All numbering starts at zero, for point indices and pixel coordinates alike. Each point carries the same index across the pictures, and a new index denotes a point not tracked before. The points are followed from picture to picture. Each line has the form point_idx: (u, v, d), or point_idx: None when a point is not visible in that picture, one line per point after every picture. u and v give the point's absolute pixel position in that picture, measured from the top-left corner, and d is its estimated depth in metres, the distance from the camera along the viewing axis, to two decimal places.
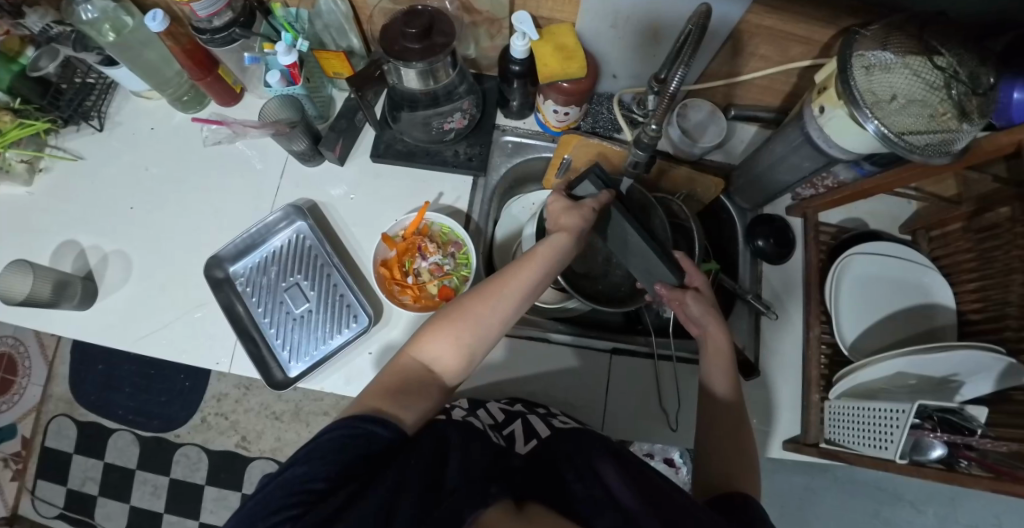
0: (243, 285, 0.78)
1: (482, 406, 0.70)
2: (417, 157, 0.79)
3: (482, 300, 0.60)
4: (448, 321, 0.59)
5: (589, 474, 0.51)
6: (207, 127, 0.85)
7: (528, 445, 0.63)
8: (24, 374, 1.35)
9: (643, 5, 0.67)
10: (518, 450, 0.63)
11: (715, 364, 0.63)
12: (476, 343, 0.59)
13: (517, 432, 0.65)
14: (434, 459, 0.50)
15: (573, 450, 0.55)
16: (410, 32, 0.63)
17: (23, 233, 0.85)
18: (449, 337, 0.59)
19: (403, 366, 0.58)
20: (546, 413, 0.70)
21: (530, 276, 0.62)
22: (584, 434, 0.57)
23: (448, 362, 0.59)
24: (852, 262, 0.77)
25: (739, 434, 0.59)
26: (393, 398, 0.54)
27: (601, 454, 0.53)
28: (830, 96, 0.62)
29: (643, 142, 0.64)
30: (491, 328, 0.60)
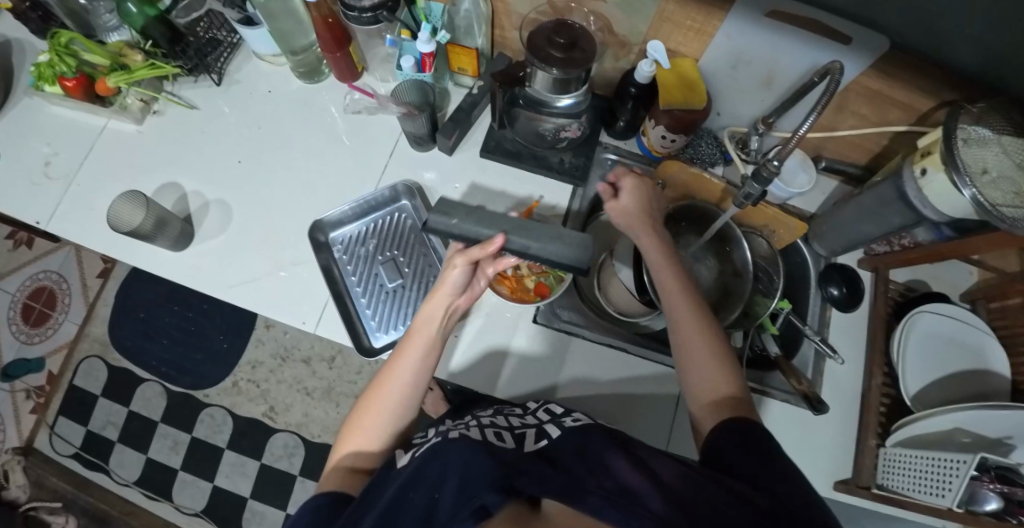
0: (340, 252, 0.81)
1: (503, 415, 0.66)
2: (524, 159, 0.83)
3: (375, 391, 0.60)
4: (358, 415, 0.61)
5: (598, 468, 0.47)
6: (350, 96, 0.88)
7: (539, 444, 0.56)
8: (61, 310, 1.36)
9: (769, 51, 0.72)
10: (527, 448, 0.55)
11: (687, 334, 0.61)
12: (385, 430, 0.60)
13: (527, 435, 0.59)
14: (437, 479, 0.47)
15: (583, 447, 0.52)
16: (557, 41, 0.68)
17: (129, 171, 0.88)
18: (357, 430, 0.60)
19: (328, 477, 0.58)
20: (563, 415, 0.63)
21: (416, 360, 0.61)
22: (594, 430, 0.55)
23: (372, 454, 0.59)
24: (921, 317, 0.81)
25: (718, 365, 0.58)
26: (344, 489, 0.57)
27: (609, 451, 0.50)
28: (934, 160, 0.66)
29: (759, 176, 0.65)
30: (397, 411, 0.60)
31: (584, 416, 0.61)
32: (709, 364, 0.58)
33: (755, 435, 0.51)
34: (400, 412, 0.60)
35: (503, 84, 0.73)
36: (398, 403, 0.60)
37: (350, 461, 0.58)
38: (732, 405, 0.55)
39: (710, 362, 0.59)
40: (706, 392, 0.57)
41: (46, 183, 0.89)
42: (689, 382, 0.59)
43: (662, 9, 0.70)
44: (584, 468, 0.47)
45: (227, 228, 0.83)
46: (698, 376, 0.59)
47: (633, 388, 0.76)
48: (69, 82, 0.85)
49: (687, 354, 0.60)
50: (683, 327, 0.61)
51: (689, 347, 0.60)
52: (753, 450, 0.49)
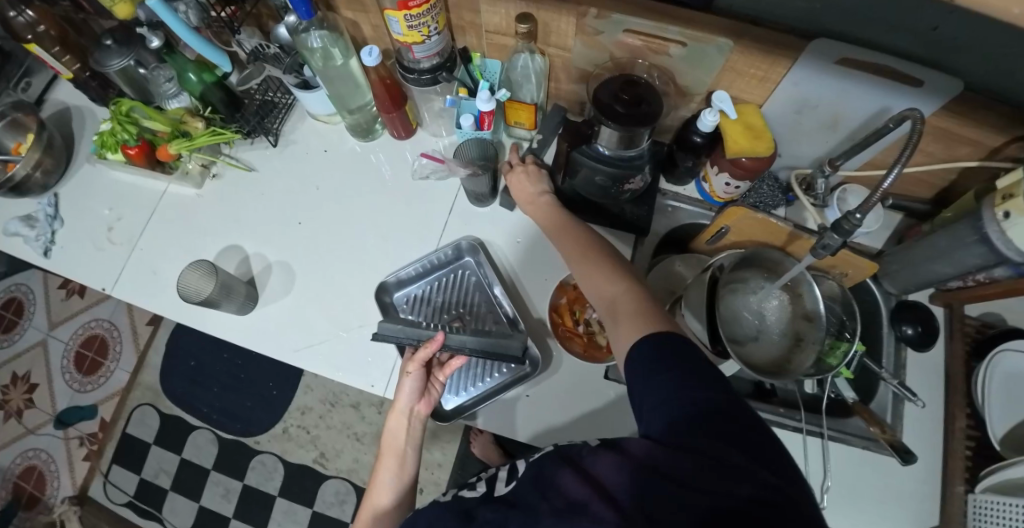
0: (406, 312, 0.80)
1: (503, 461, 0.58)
2: (588, 211, 0.83)
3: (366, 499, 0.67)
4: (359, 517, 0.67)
5: (549, 489, 0.43)
6: (419, 160, 0.87)
7: (507, 488, 0.47)
8: (113, 358, 1.38)
9: (836, 95, 0.71)
10: (495, 494, 0.47)
11: (583, 260, 0.66)
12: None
13: (502, 473, 0.51)
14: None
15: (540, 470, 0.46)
16: (622, 98, 0.68)
17: (191, 235, 0.89)
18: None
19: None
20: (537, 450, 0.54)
21: (392, 471, 0.68)
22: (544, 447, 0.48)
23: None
24: (1003, 357, 0.78)
25: (618, 282, 0.62)
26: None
27: (562, 471, 0.44)
28: (1019, 204, 0.64)
29: (841, 227, 0.63)
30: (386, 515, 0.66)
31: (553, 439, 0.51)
32: (609, 281, 0.62)
33: (658, 340, 0.50)
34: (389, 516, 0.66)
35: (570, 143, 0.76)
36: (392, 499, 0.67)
37: None
38: (634, 305, 0.57)
39: (602, 274, 0.63)
40: (611, 303, 0.60)
41: (109, 248, 0.91)
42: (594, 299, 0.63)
43: (727, 60, 0.70)
44: (538, 495, 0.44)
45: (291, 291, 0.84)
46: (604, 294, 0.62)
47: None
48: (132, 150, 0.86)
49: (594, 279, 0.64)
50: (583, 258, 0.67)
51: (589, 275, 0.65)
52: (655, 352, 0.49)
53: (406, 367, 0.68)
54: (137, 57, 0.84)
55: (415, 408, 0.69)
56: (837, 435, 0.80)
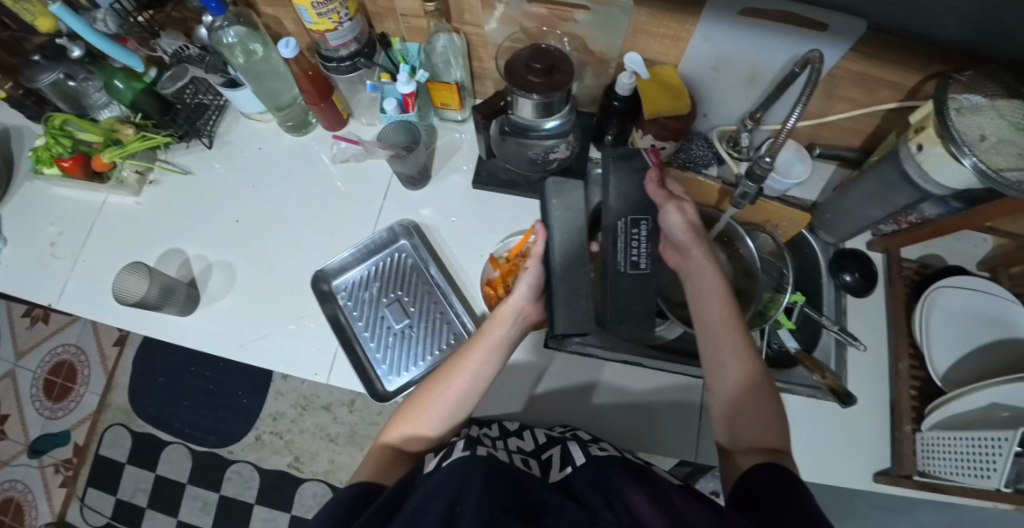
0: (345, 298, 0.81)
1: (528, 429, 0.70)
2: (520, 186, 0.83)
3: (437, 383, 0.64)
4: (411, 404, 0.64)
5: (615, 496, 0.51)
6: (338, 145, 0.88)
7: (563, 473, 0.59)
8: (82, 382, 1.37)
9: (749, 51, 0.72)
10: (552, 477, 0.59)
11: (716, 335, 0.64)
12: (442, 423, 0.63)
13: (553, 461, 0.62)
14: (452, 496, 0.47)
15: (599, 475, 0.55)
16: (535, 67, 0.68)
17: (133, 243, 0.89)
18: (412, 420, 0.62)
19: (374, 456, 0.61)
20: (586, 440, 0.66)
21: (478, 364, 0.65)
22: (614, 467, 0.56)
23: (417, 442, 0.62)
24: (940, 295, 0.79)
25: (766, 413, 0.58)
26: (375, 475, 0.58)
27: (628, 485, 0.52)
28: (929, 136, 0.65)
29: (754, 174, 0.65)
30: (450, 409, 0.63)
31: (609, 447, 0.63)
32: (754, 406, 0.59)
33: (798, 489, 0.49)
34: (450, 413, 0.63)
35: (487, 116, 0.75)
36: (457, 406, 0.63)
37: (398, 444, 0.61)
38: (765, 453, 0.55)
39: (734, 353, 0.62)
40: (736, 395, 0.60)
41: (54, 262, 0.90)
42: (717, 376, 0.62)
43: (635, 22, 0.70)
44: (604, 503, 0.50)
45: (232, 288, 0.84)
46: (742, 417, 0.59)
47: (644, 402, 0.77)
48: (67, 162, 0.86)
49: (729, 385, 0.61)
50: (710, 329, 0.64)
51: (722, 349, 0.62)
52: (783, 493, 0.49)
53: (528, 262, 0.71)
54: (67, 70, 0.83)
55: (523, 309, 0.70)
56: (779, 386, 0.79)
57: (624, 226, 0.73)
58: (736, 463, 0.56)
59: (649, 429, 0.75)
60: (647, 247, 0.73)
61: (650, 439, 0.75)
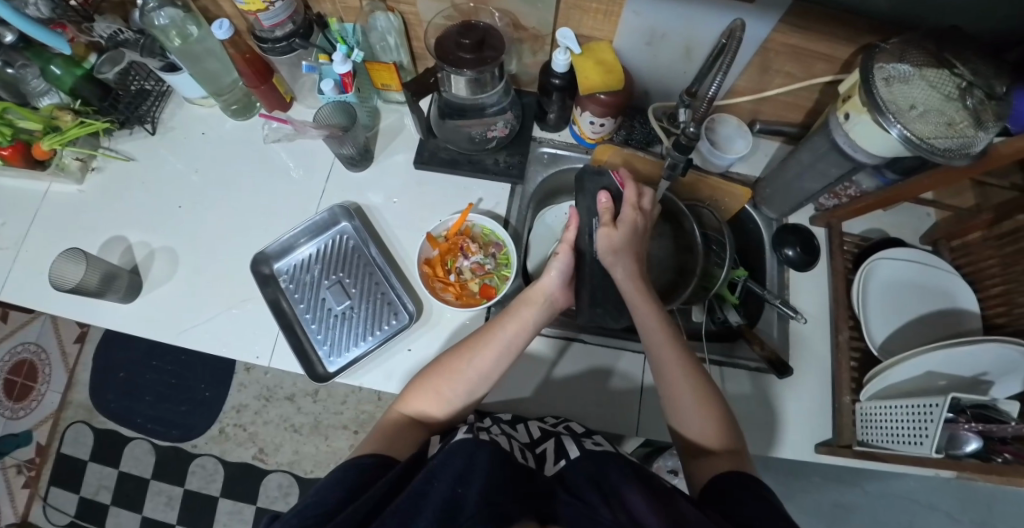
0: (286, 281, 0.81)
1: (522, 423, 0.68)
2: (461, 165, 0.82)
3: (460, 356, 0.62)
4: (428, 376, 0.63)
5: (616, 496, 0.50)
6: (268, 125, 0.88)
7: (557, 465, 0.57)
8: (44, 381, 1.35)
9: (681, 24, 0.71)
10: (546, 470, 0.57)
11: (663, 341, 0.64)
12: (459, 396, 0.62)
13: (547, 453, 0.60)
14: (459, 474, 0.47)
15: (600, 472, 0.54)
16: (465, 43, 0.67)
17: (72, 231, 0.87)
18: (433, 392, 0.61)
19: (388, 422, 0.60)
20: (582, 434, 0.64)
21: (508, 338, 0.64)
22: (613, 461, 0.55)
23: (433, 416, 0.61)
24: (879, 266, 0.80)
25: (708, 410, 0.60)
26: (385, 443, 0.56)
27: (627, 484, 0.51)
28: (855, 104, 0.65)
29: (680, 144, 0.68)
30: (470, 384, 0.62)
31: (603, 441, 0.61)
32: (693, 405, 0.60)
33: (754, 482, 0.51)
34: (471, 388, 0.62)
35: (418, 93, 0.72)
36: (480, 378, 0.62)
37: (416, 415, 0.60)
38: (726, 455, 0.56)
39: (679, 361, 0.62)
40: (683, 400, 0.61)
41: None
42: (666, 384, 0.62)
43: None
44: (599, 496, 0.50)
45: (175, 273, 0.83)
46: (690, 421, 0.60)
47: (584, 378, 0.78)
48: (5, 150, 0.83)
49: (674, 392, 0.61)
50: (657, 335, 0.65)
51: (667, 357, 0.63)
52: (750, 494, 0.49)
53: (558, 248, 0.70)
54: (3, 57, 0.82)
55: (555, 295, 0.69)
56: (718, 360, 0.80)
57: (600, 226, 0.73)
58: (698, 469, 0.57)
59: (588, 406, 0.77)
60: None
61: (588, 415, 0.76)
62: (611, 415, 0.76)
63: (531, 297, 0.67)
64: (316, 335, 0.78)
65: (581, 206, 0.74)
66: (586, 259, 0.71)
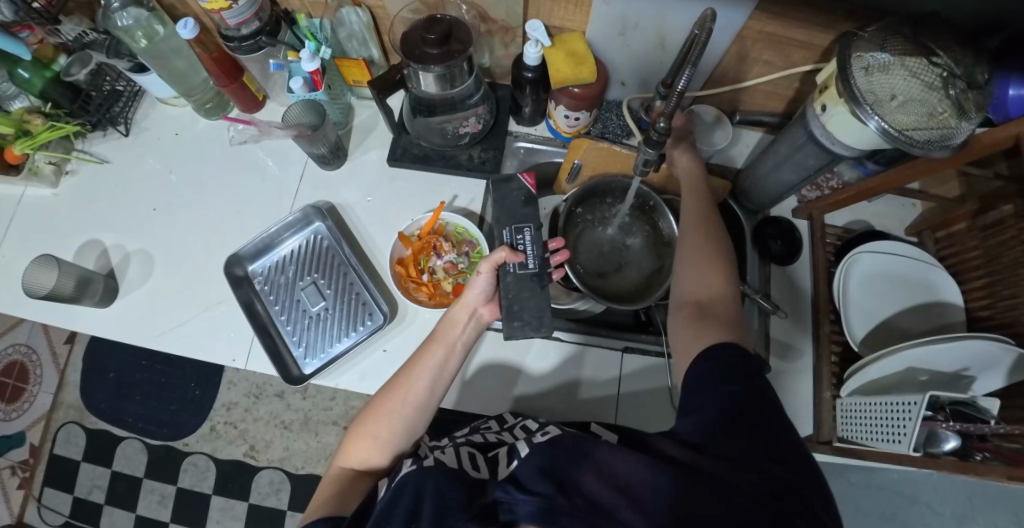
0: (261, 283, 0.80)
1: (477, 435, 0.62)
2: (433, 161, 0.83)
3: (392, 395, 0.60)
4: (364, 422, 0.60)
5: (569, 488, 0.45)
6: (233, 127, 0.87)
7: (508, 468, 0.49)
8: (35, 382, 1.36)
9: (652, 14, 0.70)
10: (497, 476, 0.50)
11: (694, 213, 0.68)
12: (398, 435, 0.58)
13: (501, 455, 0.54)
14: (409, 508, 0.45)
15: (546, 464, 0.47)
16: (430, 38, 0.65)
17: (47, 235, 0.87)
18: (369, 437, 0.58)
19: (332, 480, 0.57)
20: (535, 432, 0.57)
21: (438, 362, 0.61)
22: (561, 450, 0.48)
23: (379, 460, 0.58)
24: (860, 259, 0.79)
25: (717, 276, 0.61)
26: (332, 503, 0.53)
27: (580, 473, 0.46)
28: (832, 95, 0.63)
29: (651, 140, 0.67)
30: (408, 420, 0.59)
31: (553, 429, 0.56)
32: (702, 270, 0.62)
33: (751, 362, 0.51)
34: (408, 422, 0.59)
35: (384, 90, 0.72)
36: (416, 409, 0.59)
37: (357, 465, 0.58)
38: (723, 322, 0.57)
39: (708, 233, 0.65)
40: (703, 262, 0.63)
41: None
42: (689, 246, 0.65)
43: None
44: (553, 486, 0.45)
45: (150, 277, 0.83)
46: (693, 288, 0.62)
47: (562, 374, 0.78)
48: None
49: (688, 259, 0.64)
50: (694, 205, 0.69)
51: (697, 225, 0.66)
52: (742, 371, 0.50)
53: (479, 265, 0.65)
54: None
55: (479, 310, 0.65)
56: None
57: (511, 233, 0.69)
58: (692, 336, 0.57)
59: (569, 402, 0.76)
60: (535, 250, 0.67)
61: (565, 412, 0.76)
62: (590, 410, 0.76)
63: (455, 317, 0.64)
64: (292, 337, 0.78)
65: (499, 217, 0.70)
66: (503, 270, 0.65)
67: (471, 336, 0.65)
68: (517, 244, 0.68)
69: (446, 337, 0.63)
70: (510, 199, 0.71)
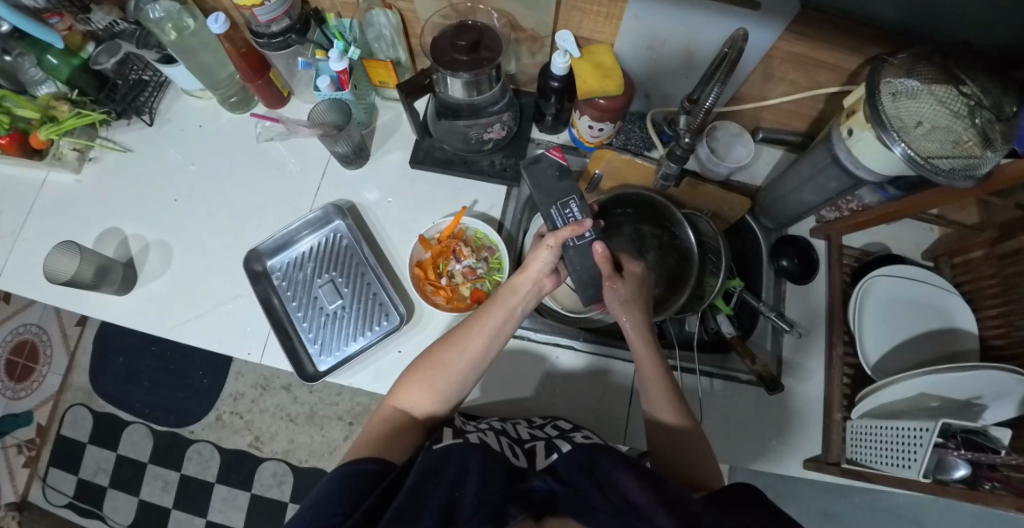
0: (279, 279, 0.81)
1: (511, 426, 0.66)
2: (455, 165, 0.83)
3: (450, 347, 0.62)
4: (417, 370, 0.62)
5: (604, 483, 0.50)
6: (261, 124, 0.88)
7: (550, 459, 0.56)
8: (44, 362, 1.37)
9: (681, 30, 0.70)
10: (538, 466, 0.56)
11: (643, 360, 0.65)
12: (450, 388, 0.62)
13: (537, 448, 0.60)
14: (454, 478, 0.49)
15: (585, 462, 0.53)
16: (461, 44, 0.67)
17: (68, 221, 0.88)
18: (422, 385, 0.61)
19: (379, 420, 0.60)
20: (570, 430, 0.63)
21: (496, 325, 0.64)
22: (600, 451, 0.55)
23: (426, 408, 0.61)
24: (876, 283, 0.79)
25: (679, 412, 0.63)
26: (380, 445, 0.56)
27: (616, 467, 0.52)
28: (858, 120, 0.64)
29: (675, 155, 0.68)
30: (461, 374, 0.62)
31: (593, 436, 0.61)
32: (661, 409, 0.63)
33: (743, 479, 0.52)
34: (458, 379, 0.62)
35: (411, 95, 0.72)
36: (472, 366, 0.63)
37: (407, 408, 0.60)
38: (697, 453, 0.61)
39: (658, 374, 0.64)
40: (655, 402, 0.64)
41: None
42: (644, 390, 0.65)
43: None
44: (590, 482, 0.50)
45: (169, 267, 0.84)
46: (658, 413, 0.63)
47: (574, 384, 0.78)
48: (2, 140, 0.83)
49: (656, 401, 0.64)
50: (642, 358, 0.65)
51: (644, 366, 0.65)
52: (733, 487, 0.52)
53: (546, 239, 0.66)
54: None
55: (542, 280, 0.68)
56: (709, 370, 0.81)
57: (559, 210, 0.66)
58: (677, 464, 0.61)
59: (581, 412, 0.77)
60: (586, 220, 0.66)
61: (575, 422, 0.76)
62: (601, 420, 0.76)
63: (518, 280, 0.66)
64: (308, 334, 0.78)
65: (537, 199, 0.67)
66: (565, 246, 0.66)
67: (529, 302, 0.67)
68: (565, 222, 0.66)
69: (508, 302, 0.65)
70: (550, 177, 0.67)
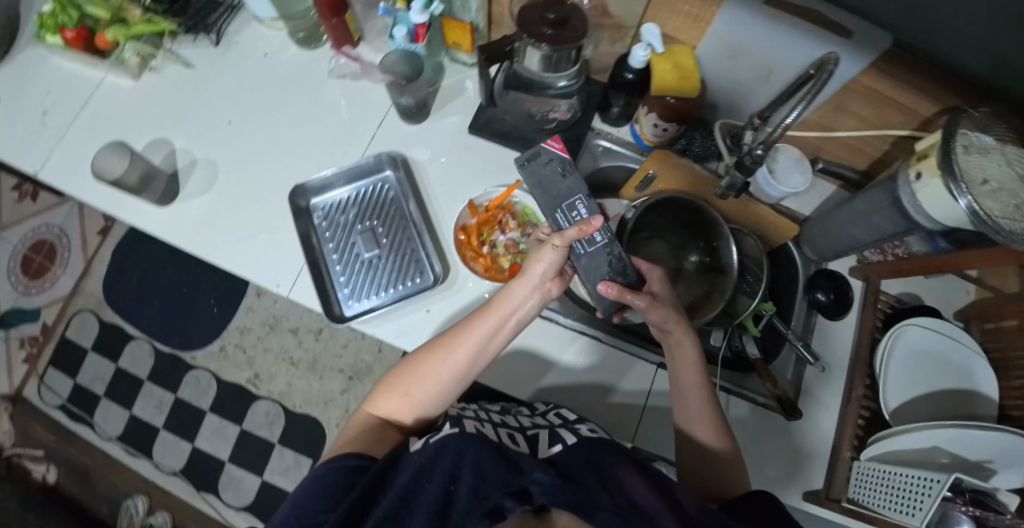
0: (320, 218, 0.81)
1: (512, 415, 0.66)
2: (513, 139, 0.83)
3: (433, 353, 0.62)
4: (401, 374, 0.62)
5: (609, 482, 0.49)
6: (336, 60, 0.89)
7: (554, 449, 0.56)
8: (60, 264, 1.37)
9: (766, 45, 0.69)
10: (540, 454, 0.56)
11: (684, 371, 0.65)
12: (427, 396, 0.61)
13: (541, 436, 0.60)
14: (450, 469, 0.48)
15: (590, 459, 0.52)
16: (548, 17, 0.67)
17: (120, 125, 0.88)
18: (400, 391, 0.62)
19: (362, 421, 0.62)
20: (573, 421, 0.63)
21: (484, 333, 0.61)
22: (607, 448, 0.54)
23: (408, 416, 0.62)
24: (907, 331, 0.79)
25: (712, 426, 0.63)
26: (362, 442, 0.58)
27: (620, 468, 0.51)
28: (930, 164, 0.63)
29: (742, 165, 0.68)
30: (441, 380, 0.61)
31: (598, 430, 0.61)
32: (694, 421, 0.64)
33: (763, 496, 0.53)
34: (439, 384, 0.61)
35: (489, 57, 0.72)
36: (454, 371, 0.61)
37: (385, 415, 0.62)
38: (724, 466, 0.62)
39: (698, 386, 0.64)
40: (692, 413, 0.64)
41: (42, 131, 0.87)
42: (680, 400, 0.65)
43: None
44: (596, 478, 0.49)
45: (211, 188, 0.83)
46: (692, 421, 0.64)
47: (592, 375, 0.78)
48: (69, 33, 0.84)
49: (690, 411, 0.64)
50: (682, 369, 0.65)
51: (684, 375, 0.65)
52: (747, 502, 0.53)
53: (554, 240, 0.61)
54: None
55: (546, 285, 0.63)
56: (729, 387, 0.81)
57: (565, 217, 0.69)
58: (702, 475, 0.62)
59: (593, 403, 0.77)
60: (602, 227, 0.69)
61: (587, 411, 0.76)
62: (612, 415, 0.77)
63: (516, 289, 0.62)
64: (341, 276, 0.79)
65: (544, 202, 0.70)
66: (574, 253, 0.69)
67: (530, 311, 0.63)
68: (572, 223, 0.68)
69: (500, 311, 0.62)
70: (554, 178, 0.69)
